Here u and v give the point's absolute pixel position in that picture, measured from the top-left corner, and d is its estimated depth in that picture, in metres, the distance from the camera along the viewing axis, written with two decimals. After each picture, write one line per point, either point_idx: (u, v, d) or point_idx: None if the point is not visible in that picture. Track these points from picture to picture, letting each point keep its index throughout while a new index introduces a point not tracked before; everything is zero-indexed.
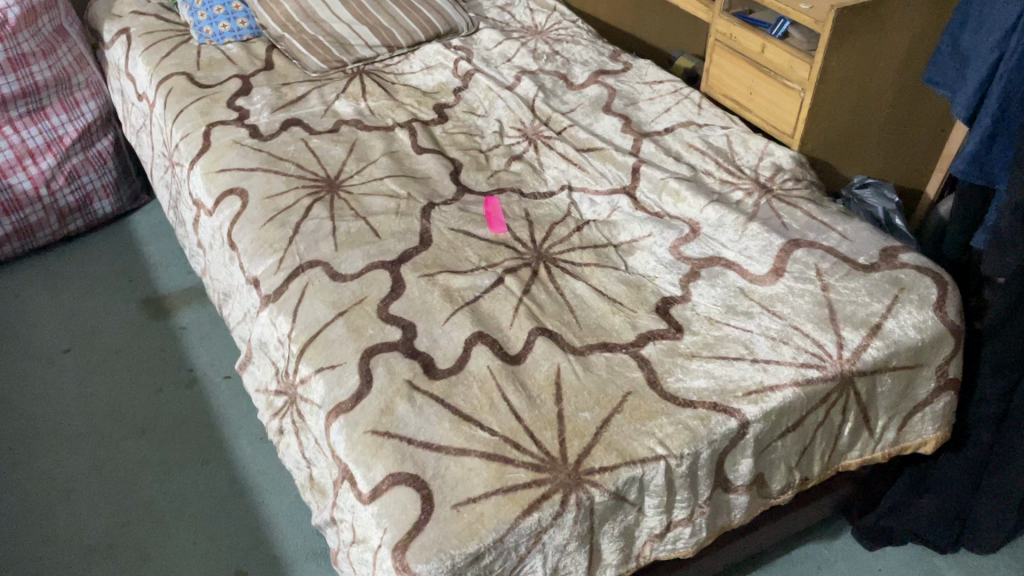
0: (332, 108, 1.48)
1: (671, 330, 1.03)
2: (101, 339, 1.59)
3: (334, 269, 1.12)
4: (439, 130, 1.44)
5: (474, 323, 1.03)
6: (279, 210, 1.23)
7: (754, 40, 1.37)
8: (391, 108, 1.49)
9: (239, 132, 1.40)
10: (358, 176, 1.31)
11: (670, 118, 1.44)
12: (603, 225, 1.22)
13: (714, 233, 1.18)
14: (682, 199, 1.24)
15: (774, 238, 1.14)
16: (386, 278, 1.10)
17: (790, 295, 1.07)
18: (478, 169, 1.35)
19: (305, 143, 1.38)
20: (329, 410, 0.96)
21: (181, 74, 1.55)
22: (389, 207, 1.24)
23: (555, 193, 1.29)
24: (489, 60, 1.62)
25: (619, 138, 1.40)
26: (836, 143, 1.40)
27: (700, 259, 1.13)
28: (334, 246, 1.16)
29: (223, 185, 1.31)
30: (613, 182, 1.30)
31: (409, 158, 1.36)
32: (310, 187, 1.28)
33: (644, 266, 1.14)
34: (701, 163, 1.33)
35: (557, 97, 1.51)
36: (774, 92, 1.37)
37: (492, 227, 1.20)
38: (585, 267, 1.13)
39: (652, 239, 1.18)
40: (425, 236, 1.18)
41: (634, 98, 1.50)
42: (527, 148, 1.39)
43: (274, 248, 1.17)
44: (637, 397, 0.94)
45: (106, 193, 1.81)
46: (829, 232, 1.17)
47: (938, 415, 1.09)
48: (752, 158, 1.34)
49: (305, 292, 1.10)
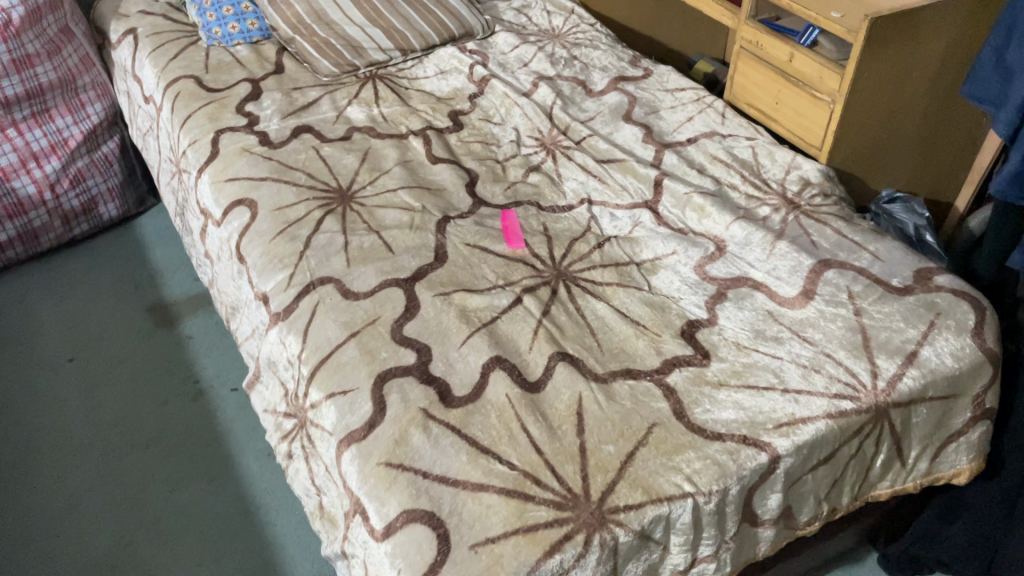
0: (344, 114, 1.44)
1: (697, 356, 0.98)
2: (105, 347, 1.55)
3: (346, 287, 1.08)
4: (454, 138, 1.40)
5: (492, 347, 0.99)
6: (289, 223, 1.19)
7: (781, 48, 1.33)
8: (405, 114, 1.45)
9: (249, 139, 1.36)
10: (371, 188, 1.27)
11: (693, 128, 1.39)
12: (625, 242, 1.17)
13: (740, 252, 1.13)
14: (707, 215, 1.19)
15: (803, 258, 1.10)
16: (400, 296, 1.06)
17: (821, 319, 1.03)
18: (495, 180, 1.30)
19: (316, 152, 1.34)
20: (340, 438, 0.92)
21: (190, 77, 1.51)
22: (402, 221, 1.19)
23: (574, 206, 1.25)
24: (505, 65, 1.58)
25: (640, 148, 1.35)
26: (866, 155, 1.35)
27: (726, 280, 1.09)
28: (346, 261, 1.12)
29: (232, 196, 1.27)
30: (634, 195, 1.25)
31: (424, 168, 1.32)
32: (321, 198, 1.24)
33: (668, 286, 1.09)
34: (726, 176, 1.28)
35: (576, 105, 1.46)
36: (802, 103, 1.32)
37: (510, 243, 1.16)
38: (606, 287, 1.09)
39: (676, 257, 1.13)
40: (441, 251, 1.14)
41: (654, 106, 1.45)
42: (545, 158, 1.35)
43: (284, 263, 1.13)
44: (663, 429, 0.90)
45: (111, 197, 1.78)
46: (860, 251, 1.13)
47: (974, 445, 1.04)
48: (778, 172, 1.29)
49: (316, 311, 1.06)
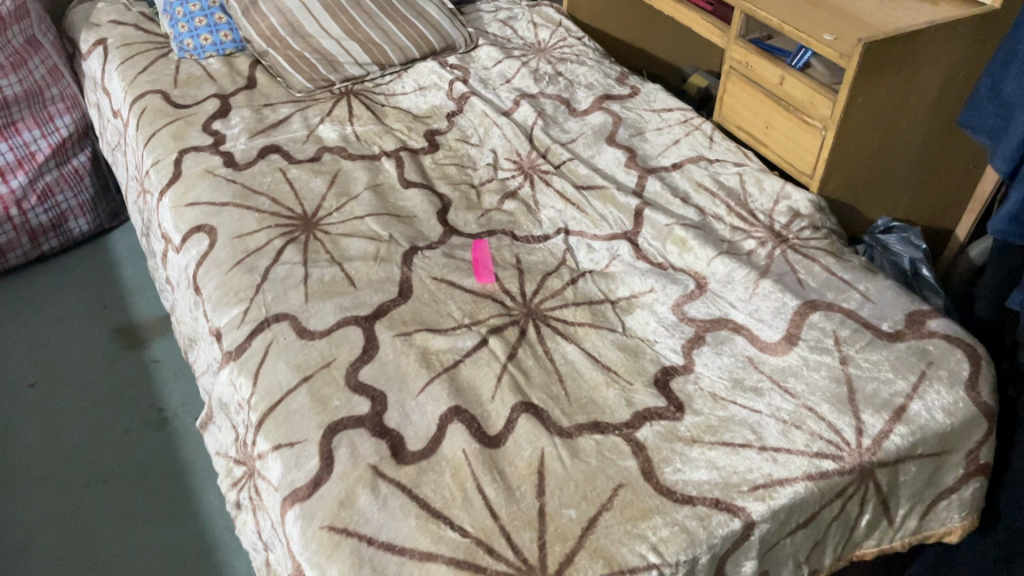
0: (316, 132, 1.38)
1: (670, 408, 0.92)
2: (69, 372, 1.49)
3: (302, 325, 1.02)
4: (429, 160, 1.33)
5: (451, 395, 0.92)
6: (248, 253, 1.13)
7: (772, 70, 1.26)
8: (379, 133, 1.38)
9: (213, 160, 1.30)
10: (337, 214, 1.21)
11: (679, 153, 1.33)
12: (600, 278, 1.11)
13: (722, 291, 1.07)
14: (688, 249, 1.13)
15: (788, 299, 1.04)
16: (359, 336, 1.00)
17: (805, 368, 0.96)
18: (468, 206, 1.24)
19: (282, 174, 1.28)
20: (284, 495, 0.86)
21: (157, 92, 1.45)
22: (367, 252, 1.13)
23: (550, 236, 1.19)
24: (487, 81, 1.52)
25: (622, 173, 1.29)
26: (859, 185, 1.29)
27: (706, 321, 1.03)
28: (304, 296, 1.06)
29: (191, 221, 1.21)
30: (614, 225, 1.19)
31: (395, 192, 1.26)
32: (284, 226, 1.18)
33: (643, 327, 1.03)
34: (710, 206, 1.22)
35: (557, 125, 1.40)
36: (793, 128, 1.25)
37: (480, 278, 1.10)
38: (578, 327, 1.03)
39: (654, 295, 1.07)
40: (405, 286, 1.08)
41: (640, 127, 1.39)
42: (523, 183, 1.28)
43: (239, 298, 1.07)
44: (629, 491, 0.83)
45: (82, 212, 1.72)
46: (848, 292, 1.06)
47: (967, 502, 0.98)
48: (766, 202, 1.23)
49: (269, 351, 1.00)
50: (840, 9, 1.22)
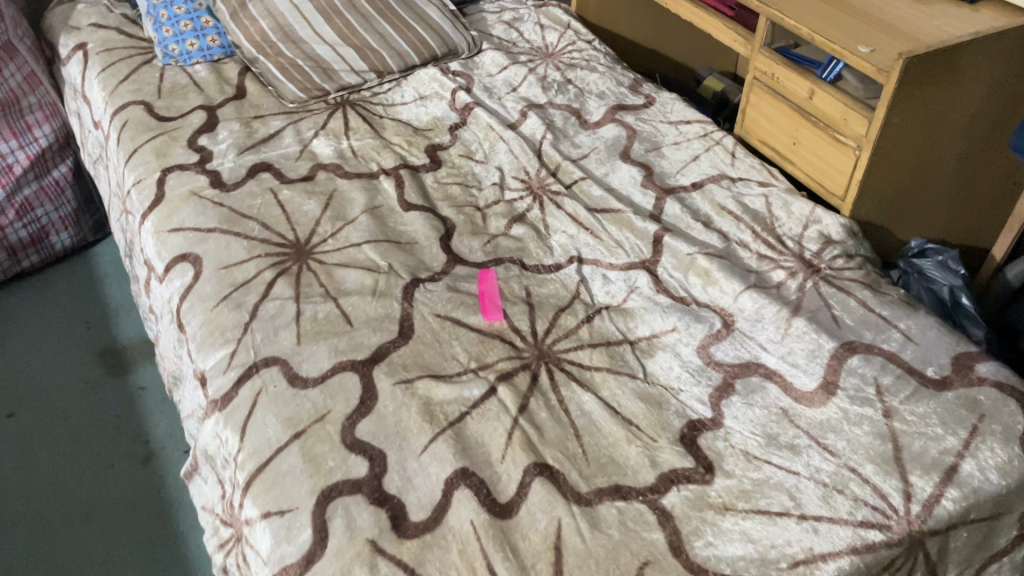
0: (309, 147, 1.29)
1: (699, 469, 0.84)
2: (49, 401, 1.41)
3: (294, 370, 0.94)
4: (430, 179, 1.24)
5: (457, 455, 0.84)
6: (235, 287, 1.04)
7: (800, 82, 1.17)
8: (377, 148, 1.29)
9: (198, 180, 1.21)
10: (331, 241, 1.12)
11: (699, 171, 1.24)
12: (618, 314, 1.02)
13: (751, 330, 0.98)
14: (712, 282, 1.04)
15: (823, 340, 0.95)
16: (355, 385, 0.92)
17: (844, 422, 0.88)
18: (474, 231, 1.15)
19: (274, 195, 1.19)
20: (274, 571, 0.78)
21: (139, 103, 1.36)
22: (364, 285, 1.05)
23: (562, 265, 1.10)
24: (492, 90, 1.43)
25: (638, 194, 1.20)
26: (893, 206, 1.19)
27: (734, 366, 0.94)
28: (296, 337, 0.98)
29: (175, 249, 1.12)
30: (630, 253, 1.10)
31: (394, 216, 1.17)
32: (274, 255, 1.09)
33: (666, 373, 0.94)
34: (735, 231, 1.13)
35: (568, 139, 1.31)
36: (823, 146, 1.16)
37: (487, 315, 1.01)
38: (594, 373, 0.94)
39: (677, 335, 0.98)
40: (406, 325, 0.99)
41: (656, 142, 1.30)
42: (532, 205, 1.19)
43: (226, 338, 0.99)
44: (656, 570, 0.75)
45: (64, 225, 1.63)
46: (888, 331, 0.98)
47: (1018, 564, 0.89)
48: (795, 227, 1.14)
49: (257, 401, 0.91)
50: (876, 17, 1.13)
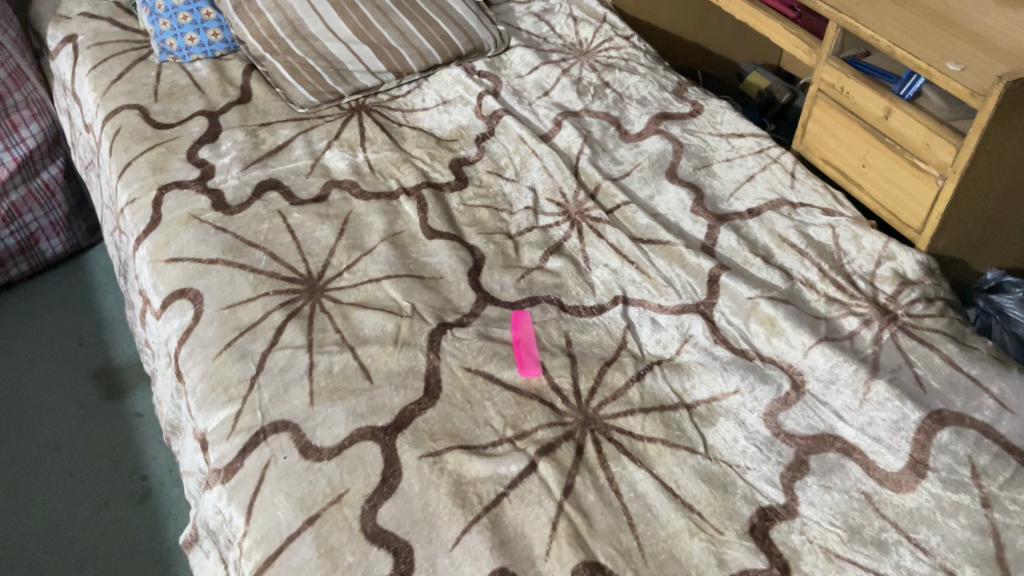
0: (321, 161, 1.17)
1: (773, 570, 0.73)
2: (41, 429, 1.30)
3: (306, 438, 0.83)
4: (456, 200, 1.12)
5: (495, 551, 0.73)
6: (240, 331, 0.93)
7: (874, 100, 1.03)
8: (397, 162, 1.17)
9: (199, 201, 1.09)
10: (347, 275, 1.00)
11: (754, 194, 1.11)
12: (672, 370, 0.90)
13: (824, 394, 0.87)
14: (778, 332, 0.92)
15: (909, 409, 0.84)
16: (376, 458, 0.81)
17: (938, 513, 0.77)
18: (506, 264, 1.03)
19: (283, 219, 1.07)
20: None
21: (134, 107, 1.23)
22: (385, 331, 0.93)
23: (606, 306, 0.98)
24: (522, 93, 1.30)
25: (687, 220, 1.08)
26: (974, 238, 1.06)
27: (807, 439, 0.83)
28: (309, 396, 0.86)
29: (173, 282, 1.01)
30: (682, 293, 0.98)
31: (417, 245, 1.05)
32: (283, 293, 0.97)
33: (729, 446, 0.83)
34: (799, 269, 1.01)
35: (607, 153, 1.19)
36: (899, 172, 1.03)
37: (523, 369, 0.90)
38: (648, 445, 0.83)
39: (740, 399, 0.86)
40: (433, 381, 0.88)
41: (705, 158, 1.17)
42: (569, 233, 1.07)
43: (229, 396, 0.88)
44: None
45: (55, 231, 1.52)
46: (979, 397, 0.86)
47: None
48: (865, 264, 1.02)
49: (265, 476, 0.80)
50: (965, 28, 0.99)
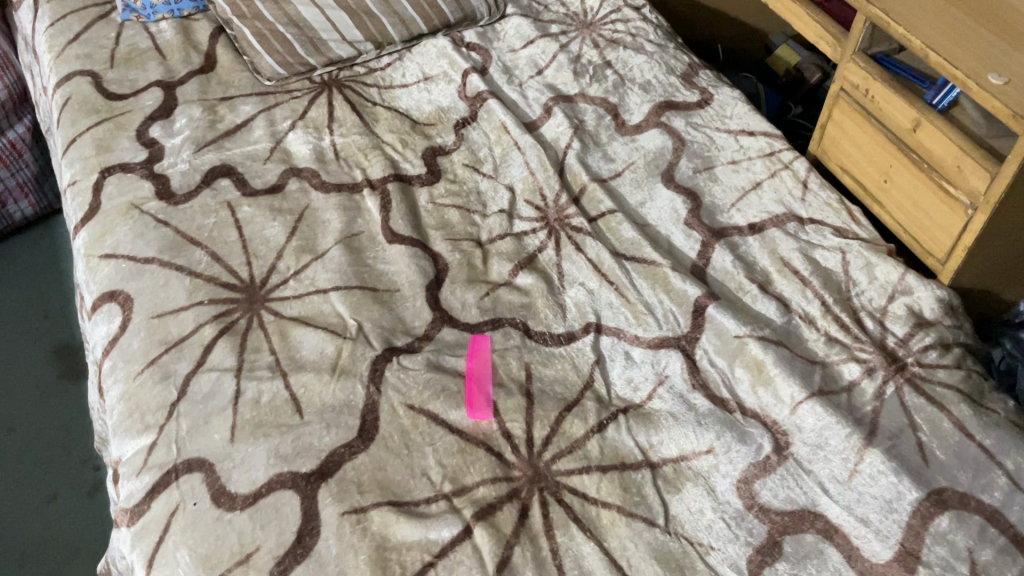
0: (282, 144, 1.06)
1: None
2: None
3: (221, 483, 0.75)
4: (424, 198, 1.01)
5: None
6: (167, 347, 0.84)
7: (901, 108, 0.90)
8: (365, 149, 1.06)
9: (142, 188, 0.99)
10: (293, 283, 0.91)
11: (759, 206, 0.98)
12: (640, 419, 0.80)
13: (809, 461, 0.76)
14: (765, 380, 0.81)
15: (905, 487, 0.73)
16: (294, 511, 0.72)
17: None
18: (470, 278, 0.93)
19: (231, 213, 0.97)
20: None
21: (87, 73, 1.13)
22: (324, 355, 0.84)
23: (575, 335, 0.87)
24: (512, 72, 1.18)
25: (680, 234, 0.96)
26: (1008, 271, 0.93)
27: (784, 515, 0.73)
28: (230, 430, 0.78)
29: (104, 282, 0.92)
30: (663, 324, 0.87)
31: (374, 250, 0.95)
32: (218, 302, 0.88)
33: (693, 518, 0.73)
34: (799, 300, 0.89)
35: (599, 149, 1.06)
36: (924, 193, 0.90)
37: (472, 411, 0.80)
38: (601, 512, 0.73)
39: (712, 460, 0.76)
40: (370, 420, 0.79)
41: (707, 159, 1.04)
42: (545, 243, 0.96)
43: (146, 424, 0.79)
44: None
45: (24, 193, 1.44)
46: (990, 473, 0.74)
47: None
48: (876, 298, 0.89)
49: (170, 525, 0.73)
50: (1016, 31, 0.84)
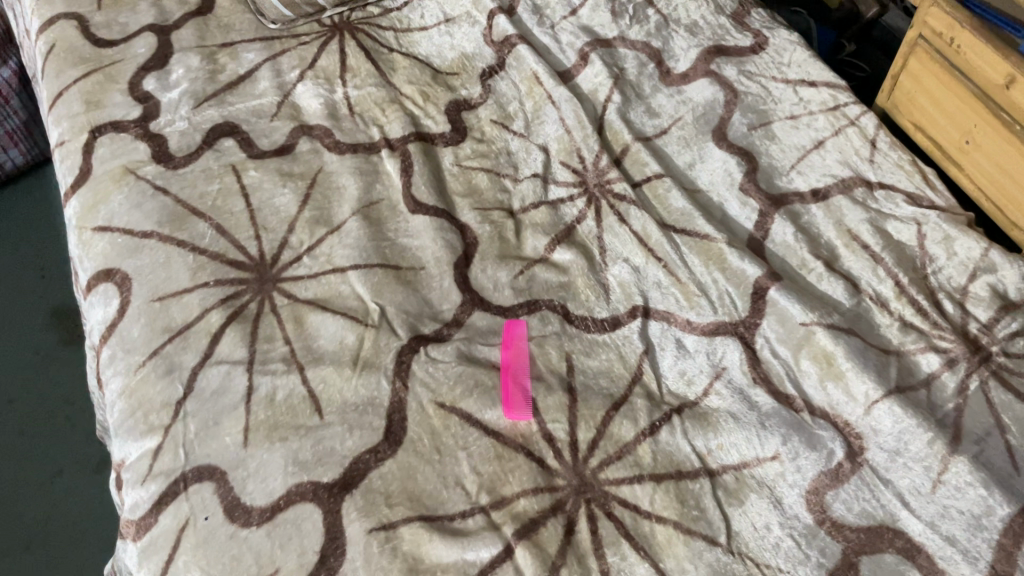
0: (290, 97, 0.96)
1: None
2: None
3: (235, 494, 0.67)
4: (449, 160, 0.92)
5: None
6: (171, 336, 0.76)
7: (990, 59, 0.79)
8: (382, 103, 0.96)
9: (137, 150, 0.89)
10: (307, 261, 0.82)
11: (822, 168, 0.88)
12: (697, 419, 0.72)
13: (887, 469, 0.68)
14: (835, 375, 0.73)
15: (996, 503, 0.65)
16: (317, 527, 0.65)
17: None
18: (502, 253, 0.84)
19: (236, 178, 0.88)
20: None
21: (72, 16, 1.02)
22: (344, 345, 0.76)
23: (620, 320, 0.79)
24: (543, 13, 1.06)
25: (734, 203, 0.87)
26: None
27: (860, 532, 0.65)
28: (243, 433, 0.70)
29: (99, 258, 0.83)
30: (718, 308, 0.79)
31: (396, 221, 0.86)
32: (225, 283, 0.79)
33: (757, 535, 0.66)
34: (869, 279, 0.80)
35: (642, 101, 0.96)
36: (1011, 156, 0.80)
37: (509, 410, 0.72)
38: (656, 527, 0.66)
39: (778, 468, 0.69)
40: (397, 420, 0.71)
41: (763, 113, 0.93)
42: (584, 213, 0.87)
43: (150, 425, 0.72)
44: None
45: (13, 141, 1.34)
46: None
47: None
48: (957, 276, 0.80)
49: (180, 542, 0.66)
50: None
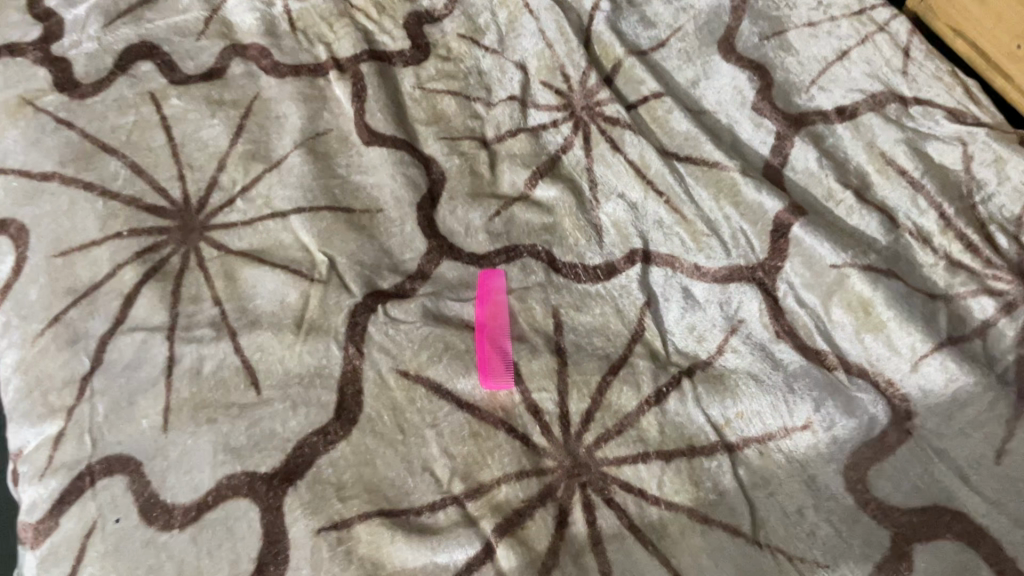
0: (220, 12, 0.81)
1: None
2: None
3: (152, 491, 0.55)
4: (410, 82, 0.78)
5: None
6: (76, 298, 0.63)
7: None
8: (330, 16, 0.81)
9: (36, 76, 0.74)
10: (241, 204, 0.68)
11: (848, 82, 0.75)
12: (712, 383, 0.61)
13: (940, 438, 0.57)
14: (875, 326, 0.61)
15: None
16: (254, 529, 0.53)
17: None
18: (474, 191, 0.71)
19: (155, 107, 0.73)
20: None
21: None
22: (286, 305, 0.63)
23: (616, 267, 0.67)
24: None
25: (747, 125, 0.74)
26: None
27: (915, 516, 0.54)
28: (163, 415, 0.58)
29: None
30: (732, 251, 0.67)
31: (347, 155, 0.72)
32: (142, 234, 0.66)
33: (789, 522, 0.55)
34: (908, 211, 0.68)
35: (634, 9, 0.82)
36: None
37: (486, 378, 0.60)
38: (666, 516, 0.55)
39: (810, 441, 0.58)
40: (351, 394, 0.59)
41: (777, 19, 0.80)
42: (571, 141, 0.74)
43: (50, 407, 0.59)
44: None
45: None
46: None
47: None
48: (1011, 204, 0.67)
49: (86, 550, 0.53)
50: None
